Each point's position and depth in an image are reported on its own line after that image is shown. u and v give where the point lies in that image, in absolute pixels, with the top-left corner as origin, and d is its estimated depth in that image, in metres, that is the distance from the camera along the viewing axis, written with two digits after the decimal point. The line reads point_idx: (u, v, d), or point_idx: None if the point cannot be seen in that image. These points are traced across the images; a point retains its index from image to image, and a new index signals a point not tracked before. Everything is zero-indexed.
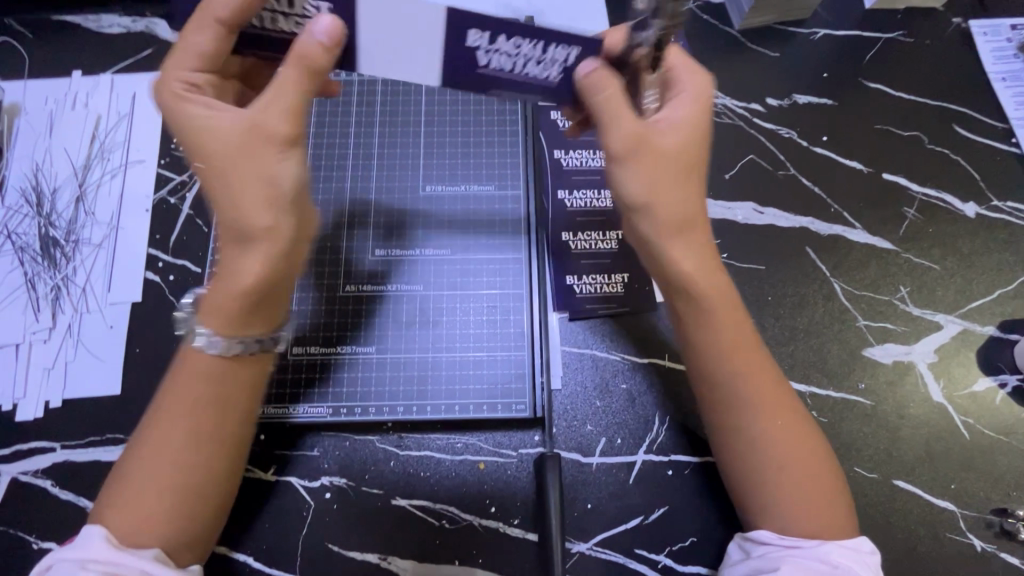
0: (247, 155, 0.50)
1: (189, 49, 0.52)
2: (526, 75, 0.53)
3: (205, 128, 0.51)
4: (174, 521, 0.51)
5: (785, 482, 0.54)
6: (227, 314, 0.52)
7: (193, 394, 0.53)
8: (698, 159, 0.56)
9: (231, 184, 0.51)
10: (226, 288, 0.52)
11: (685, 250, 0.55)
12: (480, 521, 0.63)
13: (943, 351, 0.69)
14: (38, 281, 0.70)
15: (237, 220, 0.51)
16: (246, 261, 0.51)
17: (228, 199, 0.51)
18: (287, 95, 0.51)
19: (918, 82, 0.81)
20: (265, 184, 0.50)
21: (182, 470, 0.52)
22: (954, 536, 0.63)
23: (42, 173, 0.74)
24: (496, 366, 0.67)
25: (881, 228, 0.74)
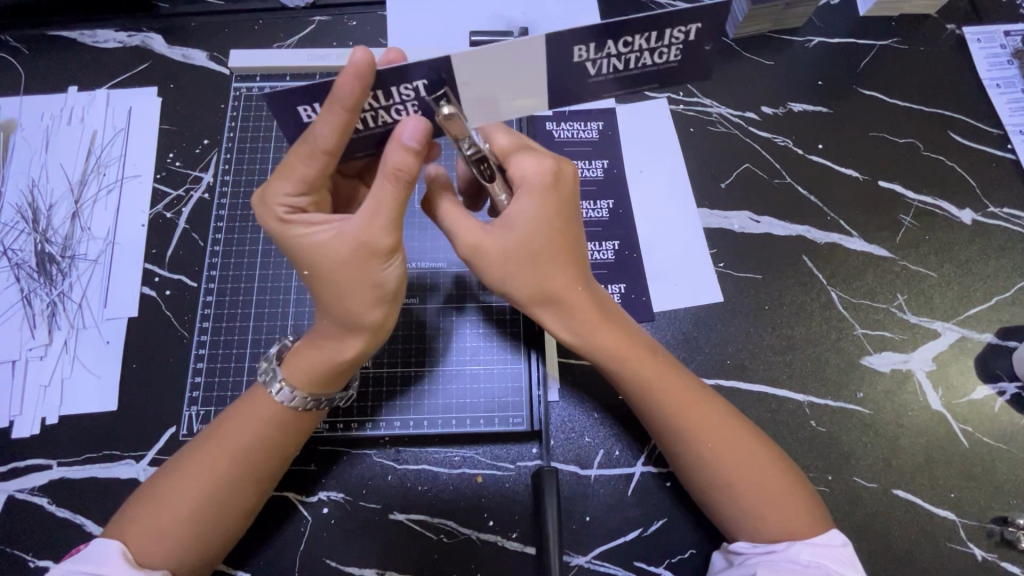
0: (357, 270, 0.51)
1: (289, 172, 0.50)
2: (642, 67, 0.48)
3: (314, 248, 0.51)
4: (194, 549, 0.52)
5: (745, 487, 0.56)
6: (306, 381, 0.56)
7: (249, 435, 0.55)
8: (548, 243, 0.56)
9: (341, 292, 0.52)
10: (316, 364, 0.55)
11: (553, 319, 0.59)
12: (478, 534, 0.62)
13: (941, 359, 0.69)
14: (34, 297, 0.70)
15: (351, 319, 0.53)
16: (346, 344, 0.55)
17: (338, 301, 0.53)
18: (390, 210, 0.50)
19: (913, 90, 0.81)
20: (372, 289, 0.52)
21: (219, 503, 0.53)
22: (954, 546, 0.62)
23: (38, 189, 0.74)
24: (494, 379, 0.67)
25: (878, 235, 0.74)
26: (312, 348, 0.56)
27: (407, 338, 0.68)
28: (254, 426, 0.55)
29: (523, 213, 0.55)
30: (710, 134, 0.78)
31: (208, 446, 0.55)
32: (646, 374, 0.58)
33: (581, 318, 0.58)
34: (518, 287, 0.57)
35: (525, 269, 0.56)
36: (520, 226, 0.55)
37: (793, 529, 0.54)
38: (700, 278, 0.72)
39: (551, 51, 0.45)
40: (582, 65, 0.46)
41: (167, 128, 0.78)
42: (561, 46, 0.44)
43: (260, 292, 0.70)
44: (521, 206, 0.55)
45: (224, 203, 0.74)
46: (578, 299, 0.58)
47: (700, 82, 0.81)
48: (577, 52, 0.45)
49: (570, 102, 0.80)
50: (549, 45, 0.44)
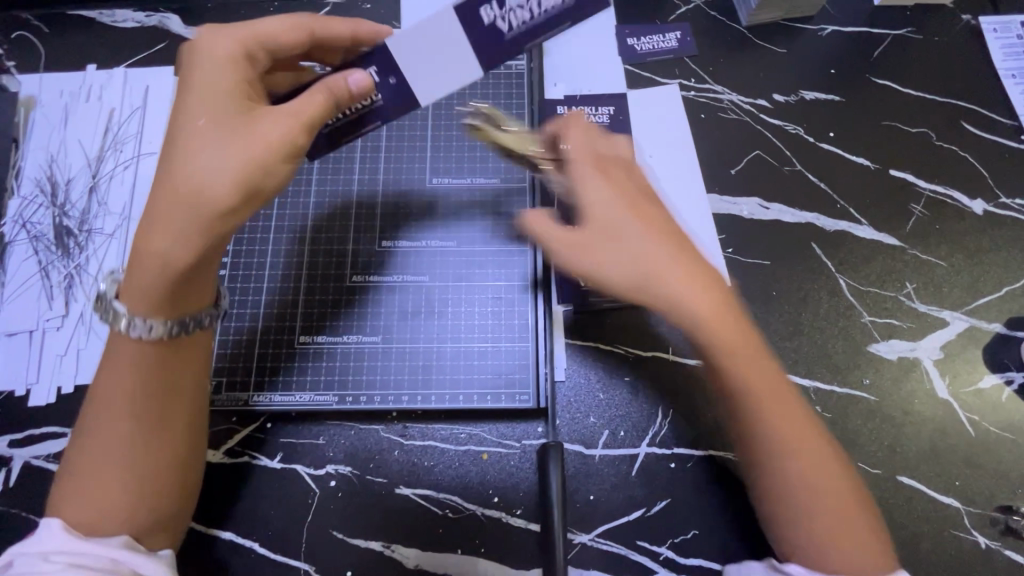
0: (245, 148, 0.50)
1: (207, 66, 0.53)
2: (547, 10, 0.52)
3: (212, 114, 0.51)
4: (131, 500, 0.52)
5: (819, 487, 0.53)
6: (145, 296, 0.51)
7: (123, 366, 0.53)
8: (631, 216, 0.56)
9: (197, 176, 0.49)
10: (144, 255, 0.50)
11: (693, 300, 0.54)
12: (483, 510, 0.63)
13: (949, 348, 0.69)
14: (52, 269, 0.71)
15: (198, 196, 0.49)
16: (171, 235, 0.49)
17: (191, 188, 0.49)
18: (306, 113, 0.52)
19: (926, 79, 0.80)
20: (237, 171, 0.49)
21: (127, 441, 0.52)
22: (958, 532, 0.62)
23: (57, 164, 0.76)
24: (500, 357, 0.67)
25: (888, 224, 0.74)
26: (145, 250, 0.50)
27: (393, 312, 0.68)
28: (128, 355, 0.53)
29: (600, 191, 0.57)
30: (721, 122, 0.78)
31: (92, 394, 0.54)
32: (730, 347, 0.54)
33: (704, 301, 0.55)
34: (624, 268, 0.55)
35: (607, 242, 0.56)
36: (606, 207, 0.56)
37: (844, 513, 0.52)
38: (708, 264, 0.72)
39: (461, 17, 0.51)
40: (493, 25, 0.52)
41: None
42: (469, 9, 0.51)
43: (272, 268, 0.70)
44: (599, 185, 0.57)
45: None
46: (694, 284, 0.55)
47: (712, 69, 0.81)
48: (485, 13, 0.51)
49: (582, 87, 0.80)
50: (457, 12, 0.51)
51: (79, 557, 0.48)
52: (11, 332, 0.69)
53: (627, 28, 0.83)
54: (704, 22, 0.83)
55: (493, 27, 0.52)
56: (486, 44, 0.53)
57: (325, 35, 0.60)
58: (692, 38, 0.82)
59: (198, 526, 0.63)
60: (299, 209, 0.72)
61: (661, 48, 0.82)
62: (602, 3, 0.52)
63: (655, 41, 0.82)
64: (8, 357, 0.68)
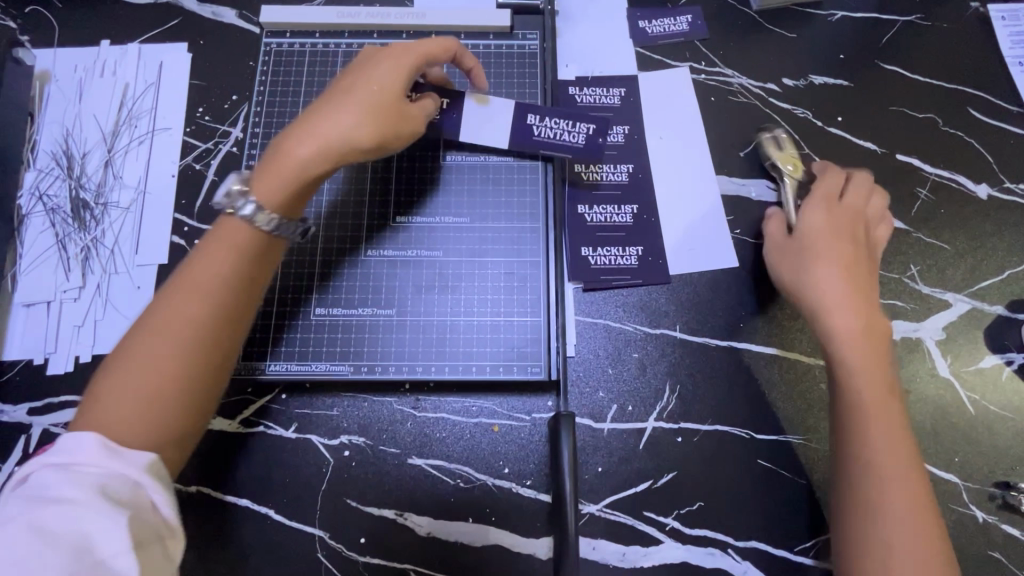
0: (384, 112, 0.60)
1: (393, 48, 0.64)
2: (563, 142, 0.70)
3: (368, 79, 0.62)
4: (163, 421, 0.49)
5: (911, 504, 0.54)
6: (279, 195, 0.55)
7: (219, 269, 0.53)
8: (818, 244, 0.66)
9: (349, 124, 0.58)
10: (294, 159, 0.56)
11: (846, 321, 0.61)
12: (494, 481, 0.65)
13: (951, 329, 0.70)
14: (69, 241, 0.72)
15: (349, 132, 0.58)
16: (318, 152, 0.57)
17: (340, 133, 0.58)
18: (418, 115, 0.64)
19: (934, 65, 0.81)
20: (381, 126, 0.60)
21: (194, 355, 0.51)
22: (956, 507, 0.64)
23: (72, 138, 0.76)
24: (512, 331, 0.68)
25: (894, 208, 0.75)
26: (292, 157, 0.56)
27: (407, 286, 0.69)
28: (235, 259, 0.54)
29: (818, 223, 0.67)
30: (730, 105, 0.79)
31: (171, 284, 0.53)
32: (868, 369, 0.59)
33: (848, 316, 0.62)
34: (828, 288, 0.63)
35: (819, 263, 0.65)
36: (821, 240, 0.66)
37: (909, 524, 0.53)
38: (717, 244, 0.73)
39: (516, 111, 0.70)
40: (530, 126, 0.71)
41: (197, 83, 0.79)
42: (522, 110, 0.70)
43: None
44: (815, 215, 0.68)
45: (253, 155, 0.75)
46: (863, 309, 0.62)
47: (722, 52, 0.82)
48: (531, 118, 0.70)
49: (593, 69, 0.81)
50: (515, 108, 0.70)
51: (95, 474, 0.45)
52: (29, 303, 0.70)
53: (639, 11, 0.84)
54: (715, 6, 0.84)
55: (528, 126, 0.70)
56: (518, 134, 0.71)
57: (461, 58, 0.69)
58: (703, 21, 0.83)
59: (215, 493, 0.64)
60: None
61: (672, 31, 0.83)
62: (589, 152, 0.70)
63: (666, 24, 0.83)
64: (27, 327, 0.69)
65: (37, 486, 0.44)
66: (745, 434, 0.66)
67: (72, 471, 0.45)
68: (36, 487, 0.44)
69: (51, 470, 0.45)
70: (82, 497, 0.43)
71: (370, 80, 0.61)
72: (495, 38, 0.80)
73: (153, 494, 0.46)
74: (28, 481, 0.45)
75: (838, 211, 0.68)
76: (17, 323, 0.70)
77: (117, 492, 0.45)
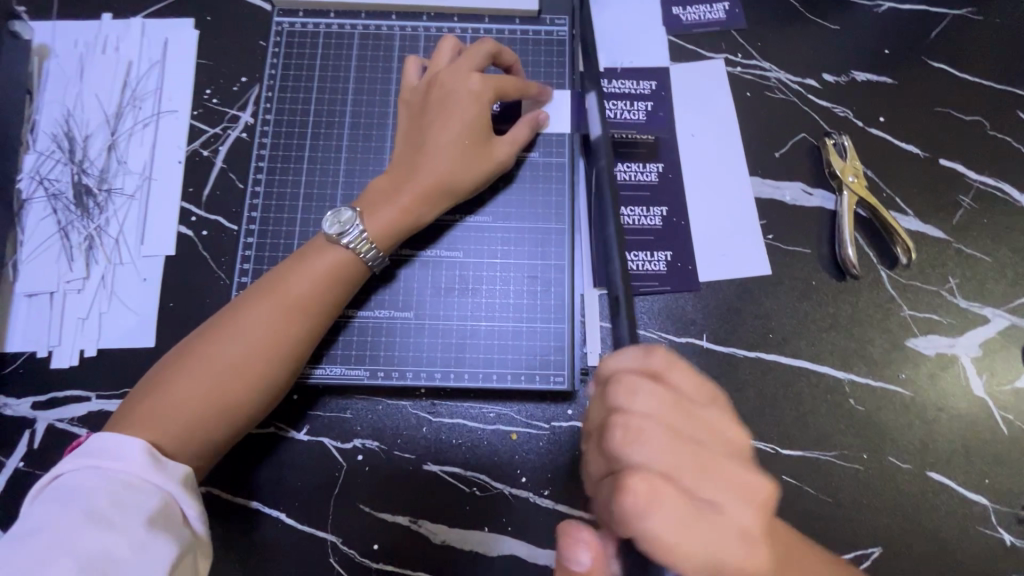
0: (479, 151, 0.65)
1: (470, 83, 0.65)
2: (625, 121, 0.74)
3: (455, 114, 0.64)
4: (226, 415, 0.55)
5: None
6: (387, 234, 0.62)
7: (312, 288, 0.59)
8: (650, 439, 0.42)
9: (444, 171, 0.63)
10: (396, 217, 0.62)
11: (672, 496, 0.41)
12: (511, 489, 0.63)
13: (987, 345, 0.67)
14: (71, 230, 0.69)
15: (449, 180, 0.63)
16: (417, 204, 0.63)
17: (444, 180, 0.63)
18: (512, 140, 0.67)
19: (984, 63, 0.76)
20: (478, 167, 0.65)
21: (267, 360, 0.56)
22: (984, 529, 0.62)
23: (73, 119, 0.73)
24: (535, 337, 0.66)
25: (935, 216, 0.71)
26: (393, 201, 0.62)
27: (425, 287, 0.67)
28: (328, 285, 0.59)
29: (660, 432, 0.42)
30: (767, 101, 0.75)
31: (265, 288, 0.58)
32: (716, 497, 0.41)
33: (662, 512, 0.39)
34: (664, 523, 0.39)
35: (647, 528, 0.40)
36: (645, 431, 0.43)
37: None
38: (748, 249, 0.70)
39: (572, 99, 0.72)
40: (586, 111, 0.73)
41: (204, 63, 0.75)
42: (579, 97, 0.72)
43: (300, 238, 0.68)
44: (709, 416, 0.44)
45: (264, 143, 0.71)
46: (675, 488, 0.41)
47: (761, 44, 0.77)
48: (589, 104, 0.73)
49: (622, 59, 0.77)
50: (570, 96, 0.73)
51: (138, 488, 0.48)
52: (31, 293, 0.67)
53: None
54: None
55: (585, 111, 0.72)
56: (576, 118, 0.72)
57: (525, 87, 0.68)
58: (741, 9, 0.78)
59: (225, 494, 0.63)
60: (328, 177, 0.70)
61: (707, 19, 0.78)
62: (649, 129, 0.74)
63: (701, 12, 0.78)
64: (30, 318, 0.67)
65: (73, 492, 0.46)
66: (769, 448, 0.64)
67: (114, 482, 0.47)
68: (70, 494, 0.46)
69: (90, 478, 0.47)
70: (125, 510, 0.46)
71: (454, 123, 0.64)
72: (521, 22, 0.75)
73: (186, 508, 0.50)
74: (58, 486, 0.47)
75: (694, 419, 0.44)
76: (19, 314, 0.67)
77: (158, 506, 0.48)
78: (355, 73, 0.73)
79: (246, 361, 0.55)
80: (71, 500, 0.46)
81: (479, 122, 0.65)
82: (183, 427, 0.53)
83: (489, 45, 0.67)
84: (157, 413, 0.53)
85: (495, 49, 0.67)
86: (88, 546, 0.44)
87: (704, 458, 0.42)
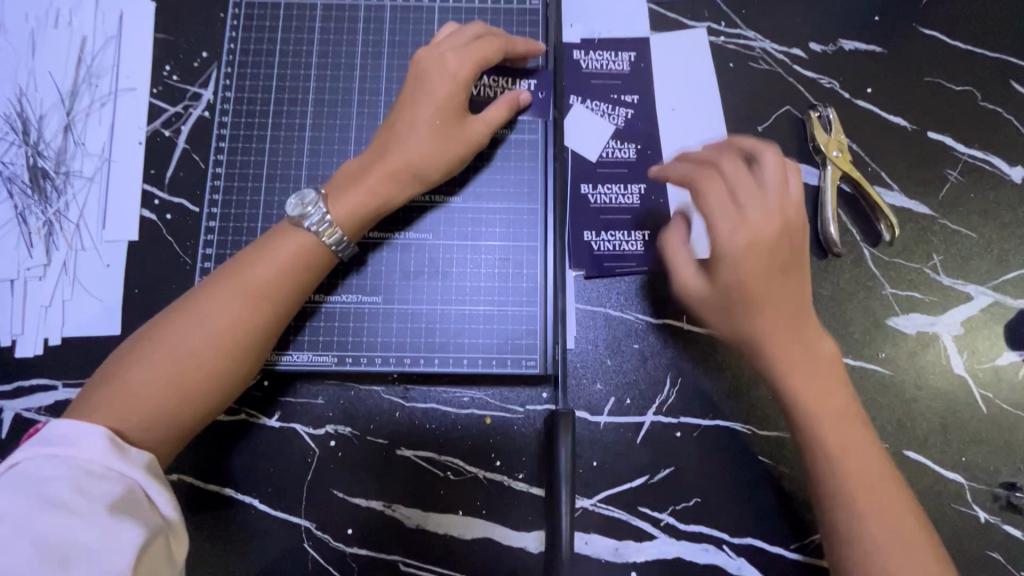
0: (452, 130, 0.62)
1: (445, 61, 0.62)
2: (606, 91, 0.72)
3: (428, 93, 0.61)
4: (187, 403, 0.53)
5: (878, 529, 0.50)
6: (352, 217, 0.59)
7: (275, 270, 0.56)
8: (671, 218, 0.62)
9: (414, 153, 0.60)
10: (360, 199, 0.59)
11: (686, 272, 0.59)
12: (485, 473, 0.62)
13: (969, 323, 0.66)
14: (29, 215, 0.67)
15: (419, 161, 0.60)
16: (382, 184, 0.60)
17: (412, 161, 0.60)
18: (490, 116, 0.63)
19: (978, 29, 0.73)
20: (450, 145, 0.61)
21: (228, 345, 0.54)
22: (958, 507, 0.62)
23: (27, 98, 0.70)
24: (507, 321, 0.65)
25: (920, 191, 0.69)
26: (361, 182, 0.60)
27: (391, 272, 0.65)
28: (295, 272, 0.57)
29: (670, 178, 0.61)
30: (751, 72, 0.72)
31: (229, 273, 0.56)
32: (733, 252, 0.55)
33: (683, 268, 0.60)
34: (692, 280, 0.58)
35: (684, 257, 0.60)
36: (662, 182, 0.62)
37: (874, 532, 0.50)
38: None
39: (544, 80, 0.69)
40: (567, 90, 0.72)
41: (162, 37, 0.71)
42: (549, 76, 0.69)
43: (263, 222, 0.66)
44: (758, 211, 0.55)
45: (225, 123, 0.68)
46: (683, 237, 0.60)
47: (745, 11, 0.73)
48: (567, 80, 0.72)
49: (600, 30, 0.73)
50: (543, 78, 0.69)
51: (100, 474, 0.46)
52: None
53: None
54: None
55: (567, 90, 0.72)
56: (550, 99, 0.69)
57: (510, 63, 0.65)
58: None
59: (198, 482, 0.62)
60: (292, 158, 0.67)
61: None
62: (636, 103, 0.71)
63: None
64: None
65: (28, 479, 0.44)
66: (747, 429, 0.64)
67: (75, 469, 0.45)
68: (27, 480, 0.44)
69: (49, 464, 0.46)
70: (85, 495, 0.44)
71: (427, 102, 0.61)
72: None
73: (154, 495, 0.48)
74: (13, 473, 0.45)
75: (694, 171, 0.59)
76: None
77: (122, 492, 0.46)
78: (318, 47, 0.70)
79: (205, 346, 0.53)
80: (27, 486, 0.44)
81: (453, 101, 0.61)
82: (143, 415, 0.51)
83: (475, 28, 0.65)
84: (112, 401, 0.50)
85: (482, 29, 0.65)
86: (43, 534, 0.42)
87: (748, 324, 0.55)
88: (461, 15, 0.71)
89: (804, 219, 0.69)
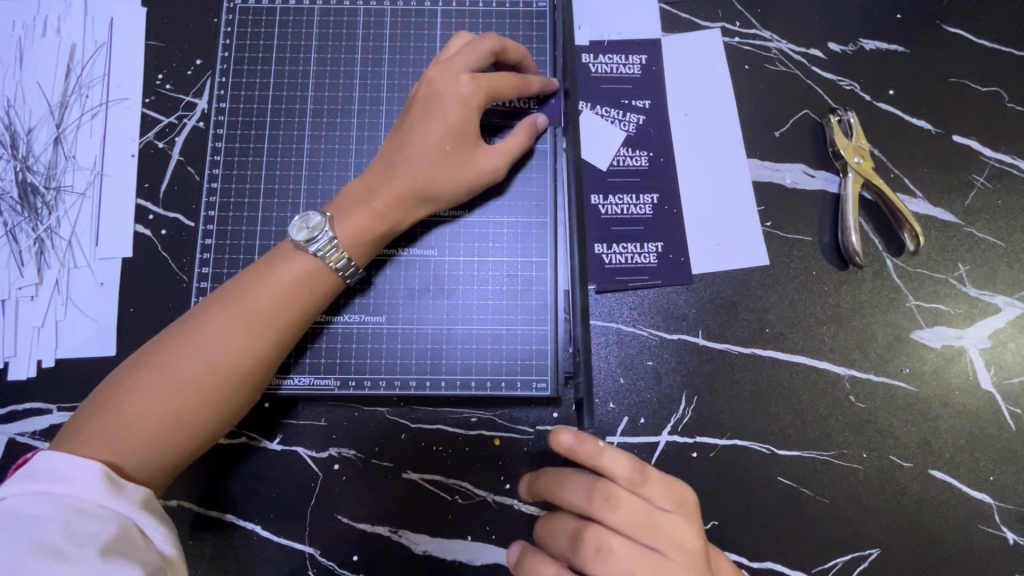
0: (463, 155, 0.59)
1: (458, 80, 0.59)
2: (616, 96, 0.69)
3: (439, 115, 0.58)
4: (185, 436, 0.51)
5: None
6: (357, 242, 0.57)
7: (276, 295, 0.54)
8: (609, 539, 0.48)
9: (422, 177, 0.58)
10: (366, 223, 0.57)
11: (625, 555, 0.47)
12: (494, 496, 0.60)
13: (997, 336, 0.64)
14: (19, 232, 0.65)
15: (427, 186, 0.58)
16: (387, 208, 0.57)
17: (421, 187, 0.58)
18: (505, 148, 0.61)
19: (1005, 27, 0.70)
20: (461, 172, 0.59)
21: (228, 374, 0.52)
22: (987, 528, 0.60)
23: (15, 110, 0.67)
24: (516, 340, 0.62)
25: (945, 198, 0.67)
26: (366, 205, 0.57)
27: (395, 291, 0.63)
28: (300, 297, 0.55)
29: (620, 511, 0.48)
30: (768, 74, 0.69)
31: (228, 298, 0.54)
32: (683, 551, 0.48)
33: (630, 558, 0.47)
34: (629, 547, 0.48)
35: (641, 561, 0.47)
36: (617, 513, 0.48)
37: None
38: (743, 238, 0.65)
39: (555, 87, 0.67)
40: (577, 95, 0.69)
41: (154, 44, 0.68)
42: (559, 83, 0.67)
43: (262, 237, 0.63)
44: (675, 528, 0.48)
45: (221, 134, 0.66)
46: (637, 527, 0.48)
47: (760, 11, 0.70)
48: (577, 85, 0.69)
49: (610, 32, 0.70)
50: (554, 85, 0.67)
51: (94, 513, 0.44)
52: None
53: None
54: None
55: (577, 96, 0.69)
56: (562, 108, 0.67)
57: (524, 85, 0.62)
58: None
59: (198, 508, 0.60)
60: (291, 170, 0.65)
61: None
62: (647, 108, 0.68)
63: None
64: None
65: (14, 520, 0.42)
66: (765, 449, 0.61)
67: (68, 508, 0.43)
68: (11, 522, 0.41)
69: (36, 504, 0.43)
70: (78, 535, 0.42)
71: (437, 124, 0.58)
72: None
73: (151, 532, 0.46)
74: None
75: (659, 530, 0.48)
76: None
77: (117, 531, 0.44)
78: (316, 55, 0.67)
79: (204, 376, 0.51)
80: (15, 527, 0.41)
81: (465, 125, 0.59)
82: (141, 446, 0.49)
83: (489, 42, 0.61)
84: (109, 435, 0.48)
85: (498, 45, 0.61)
86: None
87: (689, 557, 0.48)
88: (464, 18, 0.68)
89: (824, 229, 0.66)
